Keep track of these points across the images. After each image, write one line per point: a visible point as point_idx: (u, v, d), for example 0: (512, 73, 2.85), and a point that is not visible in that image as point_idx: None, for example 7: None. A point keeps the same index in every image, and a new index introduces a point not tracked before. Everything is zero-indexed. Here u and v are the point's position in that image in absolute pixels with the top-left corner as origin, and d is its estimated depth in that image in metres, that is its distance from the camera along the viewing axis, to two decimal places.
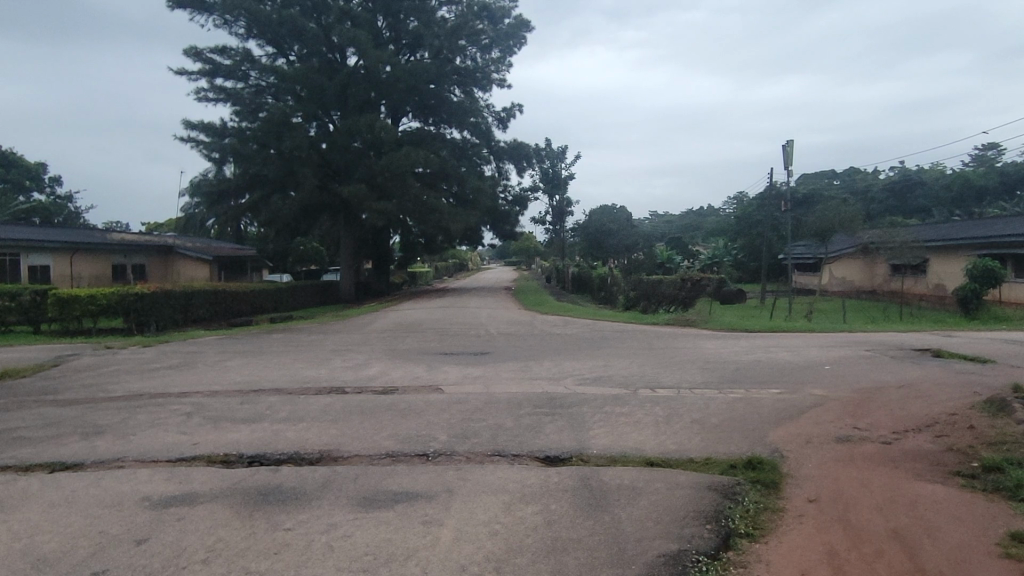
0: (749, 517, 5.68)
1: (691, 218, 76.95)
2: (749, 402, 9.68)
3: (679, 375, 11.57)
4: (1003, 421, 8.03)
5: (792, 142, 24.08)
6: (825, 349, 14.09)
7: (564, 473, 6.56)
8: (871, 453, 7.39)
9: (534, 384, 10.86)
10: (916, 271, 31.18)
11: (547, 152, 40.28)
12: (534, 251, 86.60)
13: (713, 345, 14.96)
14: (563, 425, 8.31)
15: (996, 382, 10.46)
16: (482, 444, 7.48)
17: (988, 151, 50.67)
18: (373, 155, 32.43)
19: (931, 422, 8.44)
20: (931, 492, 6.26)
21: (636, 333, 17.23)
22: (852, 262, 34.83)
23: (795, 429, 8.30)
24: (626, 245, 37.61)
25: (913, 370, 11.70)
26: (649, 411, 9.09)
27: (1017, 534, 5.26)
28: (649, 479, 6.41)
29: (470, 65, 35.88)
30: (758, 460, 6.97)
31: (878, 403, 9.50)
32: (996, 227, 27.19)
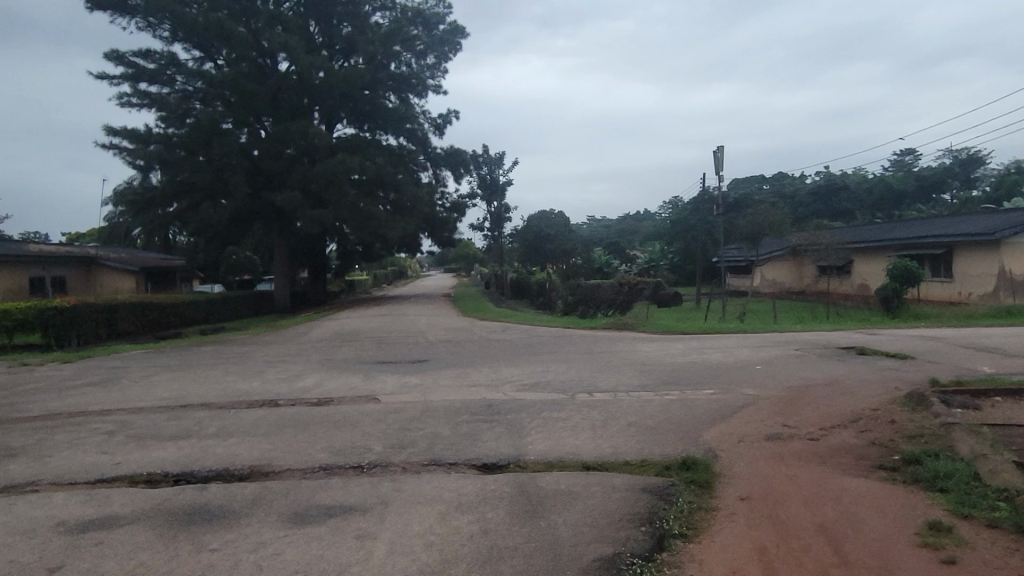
0: (683, 518, 5.76)
1: (628, 222, 78.37)
2: (684, 403, 9.87)
3: (617, 378, 11.69)
4: (921, 415, 8.41)
5: (722, 148, 24.75)
6: (756, 349, 14.46)
7: (501, 480, 6.53)
8: (799, 450, 7.62)
9: (473, 391, 10.79)
10: (841, 272, 32.44)
11: (485, 158, 40.11)
12: (472, 258, 86.65)
13: (650, 348, 15.16)
14: (501, 432, 8.29)
15: (915, 377, 10.94)
16: (418, 454, 7.39)
17: (906, 156, 53.23)
18: (307, 161, 31.76)
19: (856, 417, 8.75)
20: (855, 486, 6.48)
21: (575, 338, 17.33)
22: (782, 264, 36.01)
23: (727, 429, 8.50)
24: (564, 250, 37.88)
25: (838, 367, 12.14)
26: (586, 415, 9.15)
27: (935, 523, 5.49)
28: (586, 483, 6.45)
29: (405, 71, 35.68)
30: (692, 461, 7.07)
31: (805, 400, 9.81)
32: (913, 229, 28.50)
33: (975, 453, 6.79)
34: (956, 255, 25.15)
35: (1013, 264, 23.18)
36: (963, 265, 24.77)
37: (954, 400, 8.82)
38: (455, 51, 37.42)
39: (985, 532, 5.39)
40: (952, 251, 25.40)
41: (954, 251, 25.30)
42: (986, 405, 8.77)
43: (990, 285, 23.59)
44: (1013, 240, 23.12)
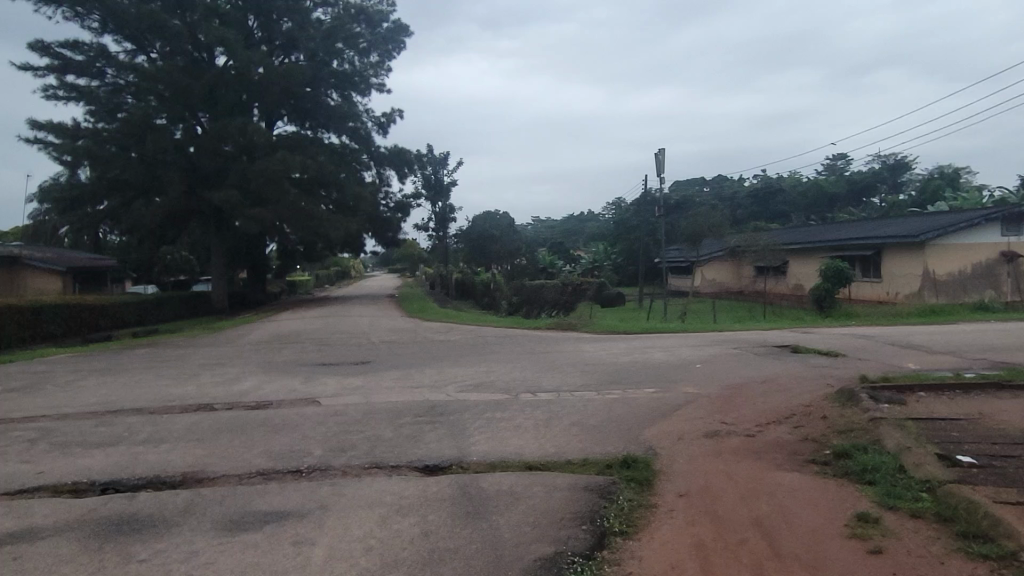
0: (624, 515, 5.83)
1: (573, 223, 79.06)
2: (626, 402, 9.99)
3: (560, 378, 11.75)
4: (851, 411, 8.71)
5: (663, 150, 25.18)
6: (696, 349, 14.74)
7: (443, 482, 6.49)
8: (736, 446, 7.81)
9: (416, 392, 10.69)
10: (777, 272, 33.40)
11: (429, 159, 39.89)
12: (417, 259, 86.08)
13: (593, 348, 15.29)
14: (444, 433, 8.23)
15: (846, 374, 11.33)
16: (360, 457, 7.28)
17: (838, 160, 55.13)
18: (246, 159, 30.99)
19: (790, 414, 9.01)
20: (788, 480, 6.68)
21: (519, 338, 17.35)
22: (721, 265, 36.87)
23: (667, 427, 8.64)
24: (508, 251, 37.90)
25: (773, 365, 12.48)
26: (530, 415, 9.18)
27: (863, 514, 5.70)
28: (529, 482, 6.46)
29: (347, 69, 35.21)
30: (633, 459, 7.17)
31: (743, 398, 10.05)
32: (845, 231, 29.55)
33: (901, 447, 7.07)
34: (885, 256, 26.16)
35: (937, 265, 24.25)
36: (891, 266, 25.82)
37: (882, 396, 9.17)
38: (398, 50, 37.10)
39: (909, 521, 5.62)
40: (881, 252, 26.41)
41: (883, 252, 26.32)
42: (911, 400, 9.14)
43: (915, 285, 24.66)
44: (936, 242, 24.19)
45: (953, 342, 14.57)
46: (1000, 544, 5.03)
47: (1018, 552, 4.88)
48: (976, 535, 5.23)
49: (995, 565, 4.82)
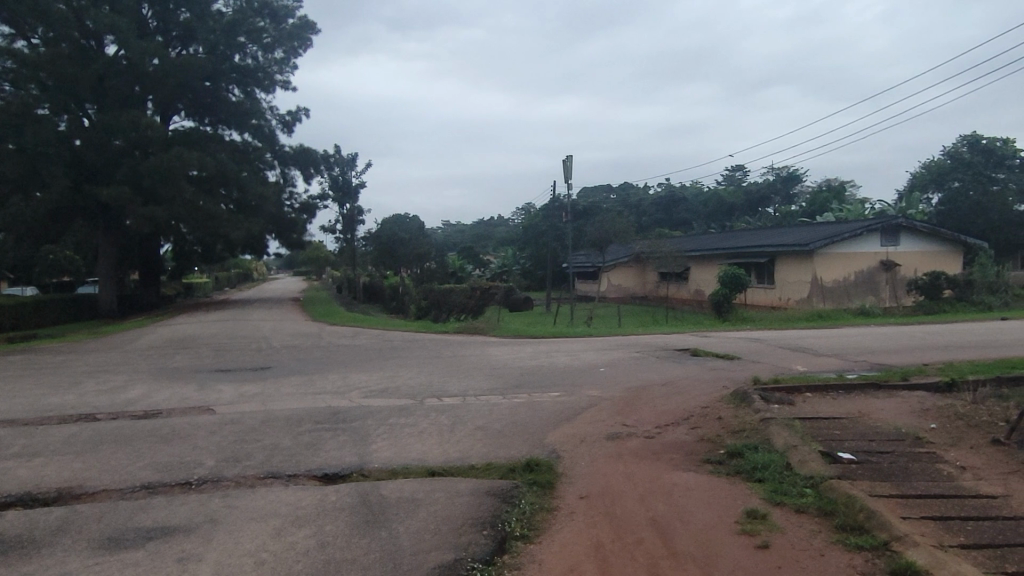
0: (525, 519, 5.85)
1: (483, 227, 79.30)
2: (531, 406, 10.06)
3: (466, 383, 11.69)
4: (744, 411, 9.10)
5: (570, 157, 25.63)
6: (600, 352, 15.02)
7: (342, 490, 6.33)
8: (636, 448, 7.99)
9: (318, 399, 10.40)
10: (680, 278, 34.60)
11: (336, 159, 38.46)
12: (324, 262, 84.11)
13: (500, 352, 15.33)
14: (345, 440, 8.04)
15: (741, 377, 11.83)
16: (255, 466, 7.01)
17: (736, 171, 57.68)
18: (139, 154, 29.44)
19: (688, 415, 9.32)
20: (685, 479, 6.90)
21: (426, 343, 17.19)
22: (626, 271, 37.82)
23: (570, 430, 8.74)
24: (416, 254, 36.84)
25: (673, 369, 12.88)
26: (434, 420, 9.09)
27: (752, 511, 5.94)
28: (431, 488, 6.39)
29: (250, 64, 34.01)
30: (536, 462, 7.22)
31: (643, 400, 10.31)
32: (742, 240, 30.94)
33: (788, 445, 7.43)
34: (778, 264, 27.52)
35: (824, 272, 25.74)
36: (784, 273, 27.22)
37: (772, 396, 9.62)
38: (304, 48, 36.17)
39: (793, 516, 5.90)
40: (774, 260, 27.79)
41: (776, 261, 27.71)
42: (798, 401, 9.63)
43: (805, 291, 26.07)
44: (824, 251, 25.66)
45: (836, 344, 15.47)
46: (874, 534, 5.36)
47: (890, 541, 5.21)
48: (854, 527, 5.54)
49: (869, 555, 5.12)
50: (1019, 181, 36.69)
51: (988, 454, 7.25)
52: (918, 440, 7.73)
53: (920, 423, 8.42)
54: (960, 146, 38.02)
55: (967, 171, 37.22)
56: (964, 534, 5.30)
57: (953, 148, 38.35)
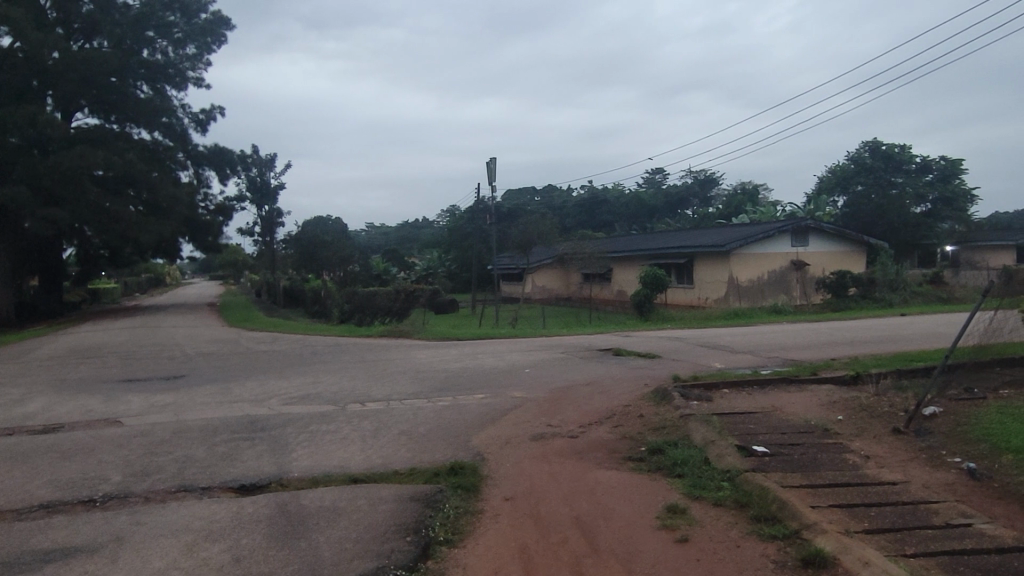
0: (449, 523, 5.80)
1: (407, 229, 78.65)
2: (455, 409, 10.01)
3: (390, 387, 11.53)
4: (664, 408, 9.32)
5: (495, 160, 25.70)
6: (525, 354, 15.10)
7: (259, 502, 6.12)
8: (559, 448, 8.04)
9: (234, 408, 10.03)
10: (603, 279, 35.21)
11: (255, 160, 37.08)
12: (241, 266, 81.52)
13: (424, 355, 15.20)
14: (263, 450, 7.78)
15: (662, 375, 12.11)
16: (166, 480, 6.69)
17: (656, 174, 59.13)
18: (37, 153, 27.87)
19: (611, 413, 9.48)
20: (608, 477, 7.00)
21: (349, 347, 16.88)
22: (550, 272, 38.17)
23: (495, 432, 8.74)
24: (339, 258, 36.23)
25: (597, 368, 13.07)
26: (357, 426, 8.92)
27: (673, 507, 6.07)
28: (352, 496, 6.26)
29: (159, 60, 32.65)
30: (460, 465, 7.18)
31: (567, 400, 10.41)
32: (662, 241, 31.71)
33: (706, 441, 7.65)
34: (696, 264, 28.37)
35: (739, 272, 26.69)
36: (702, 273, 28.04)
37: (691, 393, 9.89)
38: (218, 44, 34.96)
39: (712, 510, 6.06)
40: (693, 260, 28.63)
41: (694, 261, 28.56)
42: (716, 396, 9.97)
43: (722, 291, 26.96)
44: (739, 252, 26.61)
45: (751, 341, 16.07)
46: (786, 524, 5.58)
47: (801, 530, 5.43)
48: (768, 518, 5.75)
49: (782, 544, 5.32)
50: (915, 186, 38.65)
51: (889, 443, 7.67)
52: (826, 432, 8.10)
53: (827, 415, 8.83)
54: (863, 151, 40.61)
55: (869, 175, 39.77)
56: (868, 520, 5.57)
57: (857, 154, 40.85)
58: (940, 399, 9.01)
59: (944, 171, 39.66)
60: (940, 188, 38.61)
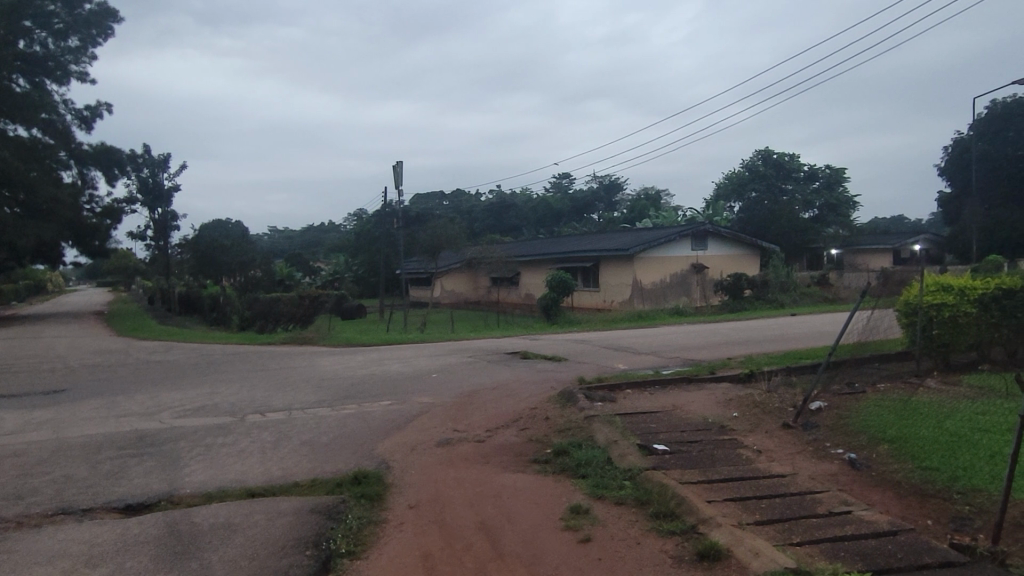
0: (351, 534, 5.68)
1: (312, 233, 76.77)
2: (360, 417, 9.80)
3: (292, 396, 11.16)
4: (569, 410, 9.47)
5: (401, 163, 25.44)
6: (433, 358, 14.98)
7: (147, 522, 5.79)
8: (466, 453, 8.03)
9: (121, 423, 9.44)
10: (511, 283, 35.52)
11: (146, 159, 35.50)
12: (132, 271, 77.13)
13: (329, 362, 14.82)
14: (152, 467, 7.37)
15: (567, 377, 12.29)
16: (42, 504, 6.23)
17: (562, 179, 60.05)
18: None
19: (517, 416, 9.55)
20: (513, 481, 7.03)
21: (248, 355, 16.24)
22: (458, 277, 38.12)
23: (400, 438, 8.62)
24: (240, 263, 34.82)
25: (504, 372, 13.13)
26: (256, 438, 8.59)
27: (576, 507, 6.17)
28: (249, 511, 6.03)
29: (38, 52, 30.93)
30: (363, 474, 7.04)
31: (474, 404, 10.41)
32: (568, 245, 32.22)
33: (609, 441, 7.81)
34: (602, 268, 29.01)
35: (642, 275, 27.53)
36: (608, 277, 28.67)
37: (596, 395, 10.08)
38: (104, 37, 32.99)
39: (613, 509, 6.20)
40: (599, 264, 29.26)
41: (600, 265, 29.22)
42: (620, 397, 10.21)
43: (626, 293, 27.70)
44: (642, 256, 27.41)
45: (653, 343, 16.55)
46: (683, 519, 5.77)
47: (697, 525, 5.62)
48: (666, 514, 5.93)
49: (679, 539, 5.49)
50: (803, 193, 41.29)
51: (780, 437, 8.07)
52: (722, 428, 8.44)
53: (723, 412, 9.21)
54: (756, 160, 42.76)
55: (762, 182, 41.80)
56: (758, 512, 5.84)
57: (750, 162, 42.86)
58: (825, 393, 9.58)
59: (829, 179, 42.40)
60: (825, 196, 41.38)
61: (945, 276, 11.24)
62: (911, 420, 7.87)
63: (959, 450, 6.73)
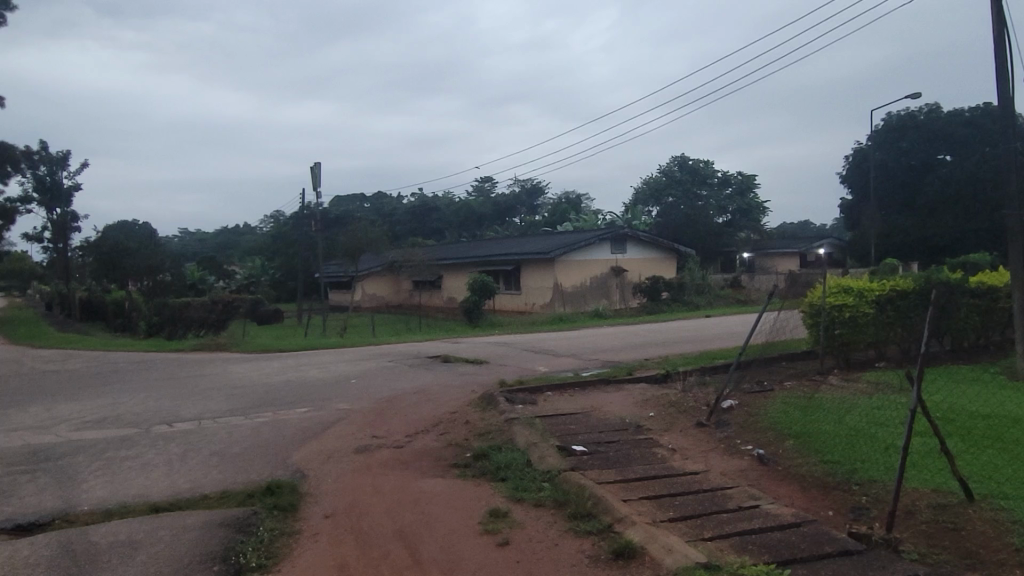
0: (263, 547, 5.50)
1: (226, 235, 74.26)
2: (275, 425, 9.51)
3: (203, 405, 10.71)
4: (489, 414, 9.47)
5: (318, 165, 24.94)
6: (351, 364, 14.70)
7: (39, 543, 5.44)
8: (385, 459, 7.90)
9: (12, 437, 8.84)
10: (433, 286, 35.34)
11: (43, 156, 33.51)
12: (27, 275, 72.55)
13: (242, 369, 14.33)
14: (45, 484, 6.92)
15: (488, 380, 12.30)
16: None
17: (485, 182, 60.08)
18: None
19: (437, 421, 9.47)
20: (433, 486, 6.97)
21: (154, 363, 15.50)
22: (379, 280, 37.65)
23: (316, 447, 8.41)
24: (147, 266, 33.24)
25: (425, 376, 13.02)
26: (163, 450, 8.20)
27: (495, 510, 6.16)
28: (152, 528, 5.73)
29: None
30: (277, 484, 6.83)
31: (393, 410, 10.27)
32: (490, 248, 32.34)
33: (529, 443, 7.85)
34: (523, 271, 29.22)
35: (564, 278, 27.85)
36: (529, 280, 28.90)
37: (516, 398, 10.14)
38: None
39: (532, 511, 6.23)
40: (520, 267, 29.44)
41: (521, 268, 29.40)
42: (540, 399, 10.27)
43: (547, 296, 27.94)
44: (563, 259, 27.76)
45: (572, 345, 16.78)
46: (601, 519, 5.85)
47: (613, 524, 5.71)
48: (583, 514, 6.00)
49: (596, 538, 5.57)
50: (717, 199, 42.60)
51: (693, 435, 8.30)
52: (638, 428, 8.62)
53: (639, 412, 9.41)
54: (672, 166, 43.96)
55: (679, 187, 42.85)
56: (672, 509, 5.98)
57: (667, 167, 44.03)
58: (736, 392, 9.89)
59: (742, 186, 43.78)
60: (739, 202, 42.66)
61: (845, 278, 11.83)
62: (815, 416, 8.24)
63: (857, 443, 7.10)
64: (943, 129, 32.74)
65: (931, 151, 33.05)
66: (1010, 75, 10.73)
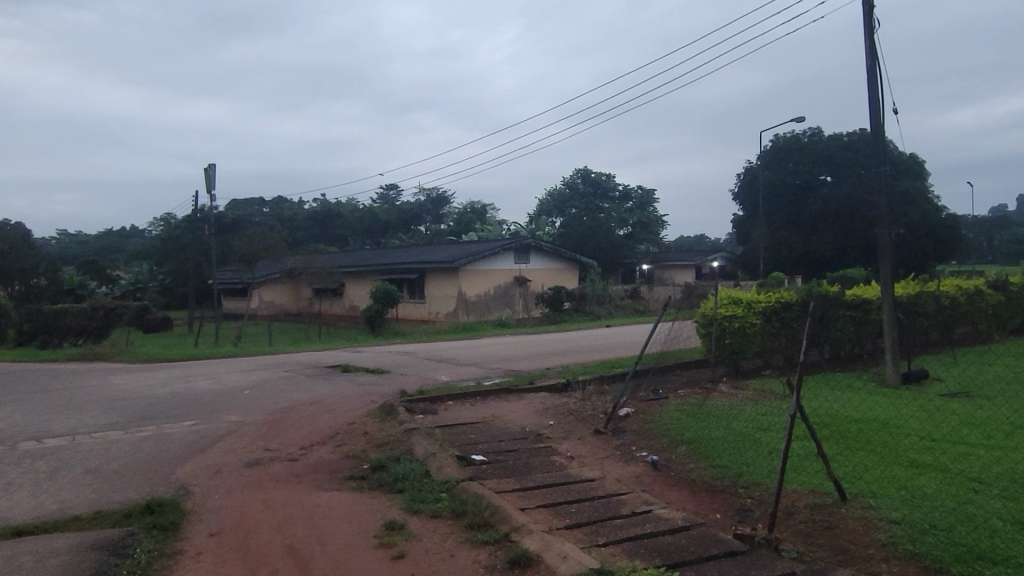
0: (138, 571, 5.16)
1: (112, 237, 70.05)
2: (159, 439, 8.99)
3: (76, 420, 9.97)
4: (388, 424, 9.30)
5: (212, 165, 23.96)
6: (244, 374, 14.09)
7: None
8: (277, 473, 7.61)
9: None
10: (334, 294, 34.60)
11: None
12: None
13: (124, 380, 13.46)
14: None
15: (388, 390, 12.08)
16: None
17: (390, 190, 59.22)
18: None
19: (334, 433, 9.22)
20: (327, 499, 6.75)
21: (23, 374, 14.34)
22: (277, 287, 36.44)
23: (203, 462, 7.99)
24: (20, 268, 30.83)
25: (323, 386, 12.66)
26: (29, 469, 7.57)
27: (392, 523, 6.04)
28: (11, 554, 5.27)
29: None
30: (158, 502, 6.43)
31: (288, 421, 9.92)
32: (395, 256, 31.97)
33: (428, 453, 7.76)
34: (428, 279, 28.99)
35: (467, 287, 27.87)
36: (432, 288, 28.77)
37: (416, 407, 10.00)
38: None
39: (428, 522, 6.14)
40: (424, 276, 29.17)
41: (425, 277, 29.18)
42: (441, 409, 10.18)
43: (450, 305, 27.92)
44: (467, 268, 27.77)
45: (475, 353, 16.82)
46: (497, 528, 5.83)
47: (510, 533, 5.71)
48: (480, 524, 5.96)
49: (492, 548, 5.54)
50: (618, 212, 43.25)
51: (591, 443, 8.44)
52: (537, 436, 8.69)
53: (539, 421, 9.47)
54: (576, 178, 44.86)
55: (581, 200, 43.56)
56: (568, 516, 6.04)
57: (570, 180, 44.92)
58: (632, 400, 10.14)
59: (641, 200, 45.24)
60: (638, 214, 43.78)
61: (736, 289, 12.36)
62: (705, 422, 8.54)
63: (744, 448, 7.42)
64: (824, 152, 35.12)
65: (813, 172, 35.45)
66: (880, 107, 11.59)
